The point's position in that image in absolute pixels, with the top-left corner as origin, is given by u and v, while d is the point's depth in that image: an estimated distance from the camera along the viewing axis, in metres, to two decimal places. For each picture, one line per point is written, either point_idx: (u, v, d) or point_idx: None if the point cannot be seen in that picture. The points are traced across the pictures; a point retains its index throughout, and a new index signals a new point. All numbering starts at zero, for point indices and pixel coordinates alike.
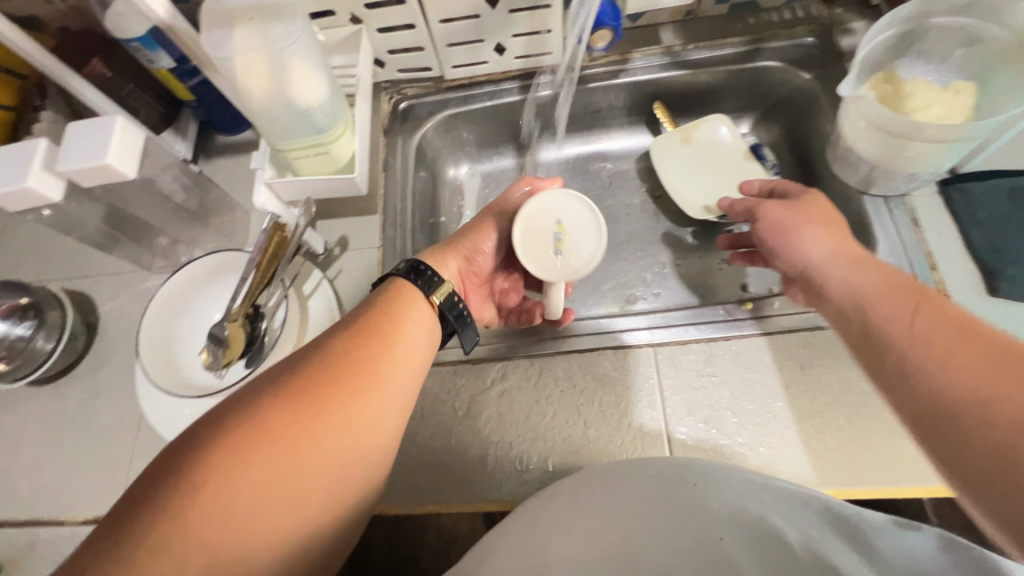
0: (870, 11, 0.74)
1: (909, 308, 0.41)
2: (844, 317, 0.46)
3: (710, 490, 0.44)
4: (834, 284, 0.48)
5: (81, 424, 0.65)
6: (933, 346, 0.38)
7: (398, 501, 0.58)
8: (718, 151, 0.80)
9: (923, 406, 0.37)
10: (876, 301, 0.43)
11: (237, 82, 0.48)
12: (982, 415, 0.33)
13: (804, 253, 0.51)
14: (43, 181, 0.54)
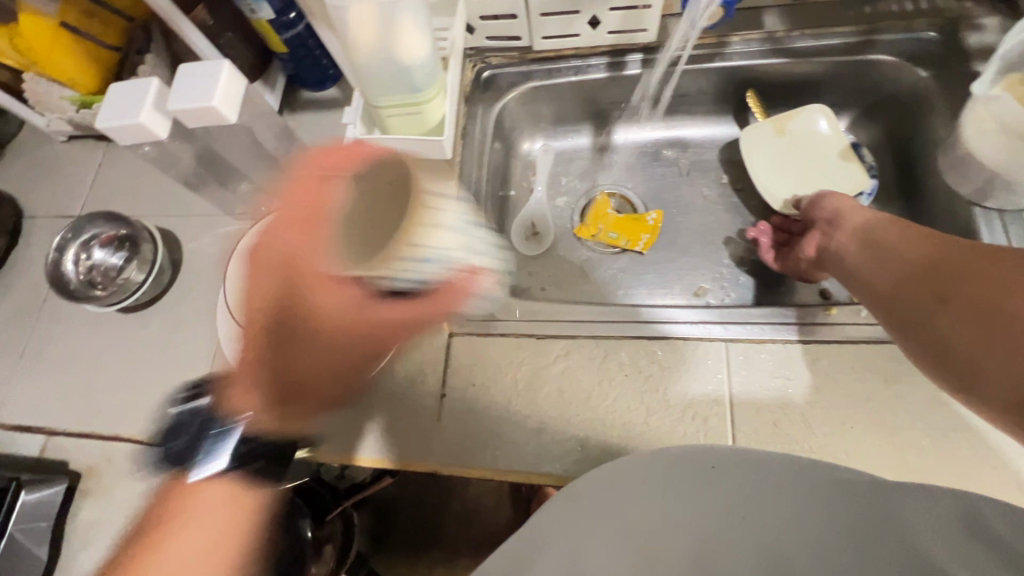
0: (1005, 7, 0.68)
1: (904, 228, 0.53)
2: (850, 238, 0.58)
3: (730, 472, 0.43)
4: (851, 217, 0.60)
5: (161, 352, 0.69)
6: (923, 245, 0.50)
7: (451, 461, 0.60)
8: (812, 147, 0.76)
9: (905, 284, 0.49)
10: (880, 226, 0.56)
11: (348, 33, 0.48)
12: (937, 275, 0.46)
13: (836, 202, 0.63)
14: (153, 118, 0.57)
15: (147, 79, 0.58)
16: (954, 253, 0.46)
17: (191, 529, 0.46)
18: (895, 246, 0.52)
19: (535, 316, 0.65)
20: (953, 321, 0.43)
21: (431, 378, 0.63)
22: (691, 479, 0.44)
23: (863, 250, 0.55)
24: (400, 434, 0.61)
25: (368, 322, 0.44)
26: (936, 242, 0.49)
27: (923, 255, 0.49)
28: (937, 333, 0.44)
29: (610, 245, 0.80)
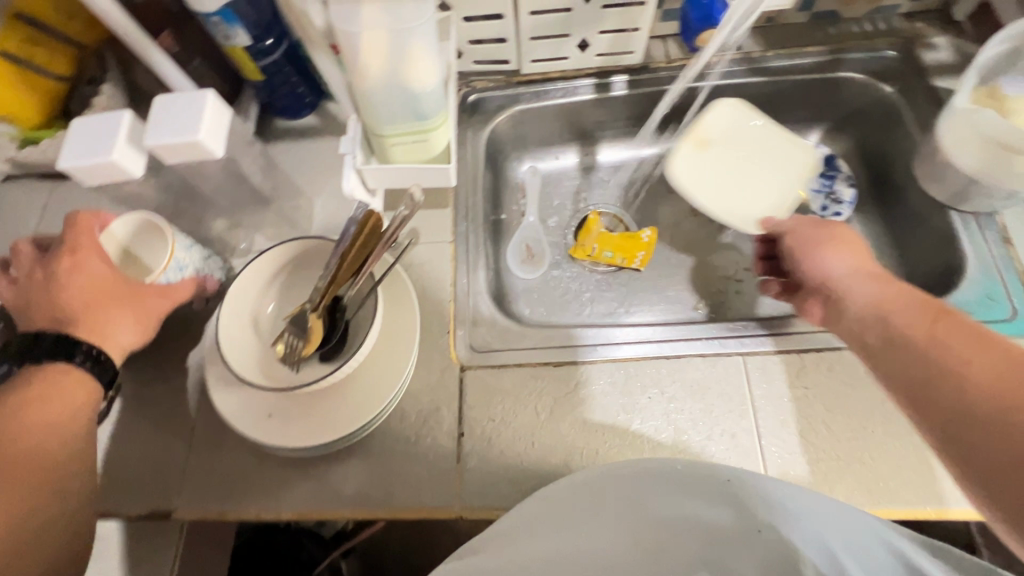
0: (953, 28, 0.74)
1: (931, 318, 0.44)
2: (865, 325, 0.49)
3: (743, 487, 0.42)
4: (858, 297, 0.51)
5: (136, 413, 0.61)
6: (956, 352, 0.40)
7: (478, 504, 0.56)
8: (729, 143, 0.77)
9: (943, 405, 0.39)
10: (898, 312, 0.46)
11: (358, 60, 0.46)
12: (967, 377, 0.38)
13: (832, 269, 0.56)
14: (127, 154, 0.51)
15: (118, 112, 0.53)
16: (996, 359, 0.38)
17: (63, 408, 0.48)
18: (915, 328, 0.44)
19: (547, 343, 0.63)
20: (987, 442, 0.35)
21: (447, 417, 0.60)
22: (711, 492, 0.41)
23: (878, 329, 0.47)
24: (418, 482, 0.57)
25: (123, 291, 0.53)
26: (970, 336, 0.41)
27: (952, 347, 0.41)
28: (964, 447, 0.37)
29: (606, 264, 0.79)
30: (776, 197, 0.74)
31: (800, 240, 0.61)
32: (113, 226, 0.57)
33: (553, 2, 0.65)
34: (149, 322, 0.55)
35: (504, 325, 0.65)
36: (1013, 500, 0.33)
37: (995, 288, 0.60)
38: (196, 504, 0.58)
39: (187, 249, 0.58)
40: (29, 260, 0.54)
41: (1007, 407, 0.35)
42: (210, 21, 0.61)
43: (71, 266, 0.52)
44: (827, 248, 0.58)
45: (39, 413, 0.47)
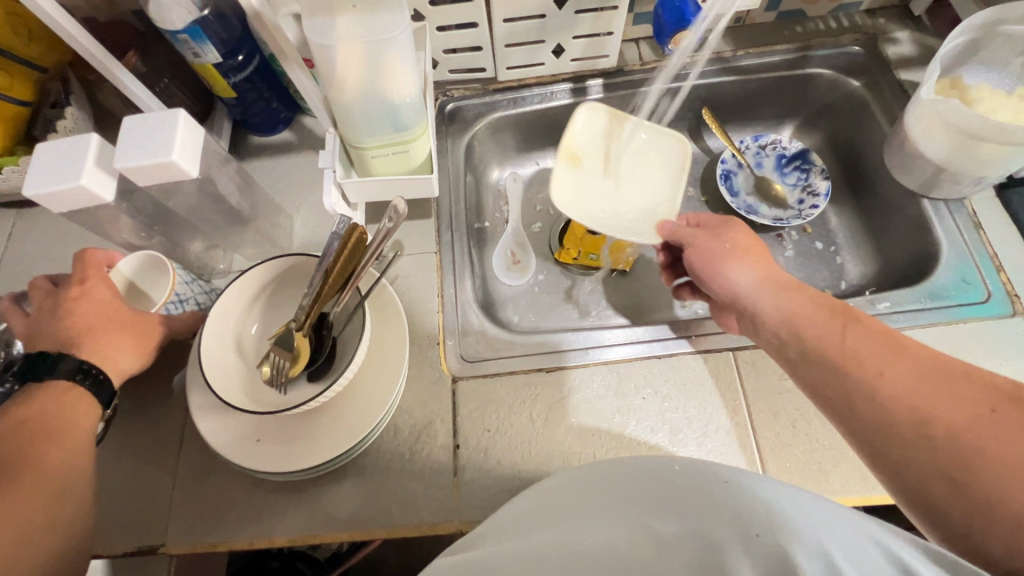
0: (912, 23, 0.76)
1: (839, 327, 0.47)
2: (776, 338, 0.51)
3: (745, 489, 0.34)
4: (764, 309, 0.52)
5: (117, 446, 0.59)
6: (869, 364, 0.43)
7: (477, 517, 0.55)
8: (601, 156, 0.74)
9: (869, 419, 0.41)
10: (809, 323, 0.48)
11: (334, 73, 0.45)
12: (882, 389, 0.41)
13: (732, 281, 0.55)
14: (97, 179, 0.49)
15: (86, 134, 0.51)
16: (908, 370, 0.41)
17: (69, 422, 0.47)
18: (830, 340, 0.46)
19: (538, 348, 0.63)
20: (905, 453, 0.38)
21: (441, 430, 0.59)
22: (702, 491, 0.35)
23: (798, 341, 0.49)
24: (415, 498, 0.56)
25: (125, 318, 0.53)
26: (881, 346, 0.44)
27: (867, 360, 0.43)
28: (889, 458, 0.40)
29: (591, 266, 0.79)
30: (662, 195, 0.71)
31: (709, 244, 0.59)
32: (119, 264, 0.56)
33: (526, 9, 0.65)
34: (147, 346, 0.53)
35: (493, 333, 0.65)
36: (928, 504, 0.37)
37: (969, 272, 0.61)
38: (184, 536, 0.55)
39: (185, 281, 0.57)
40: (39, 292, 0.53)
41: (926, 421, 0.38)
42: (178, 39, 0.59)
43: (77, 292, 0.52)
44: (738, 252, 0.57)
45: (42, 426, 0.45)
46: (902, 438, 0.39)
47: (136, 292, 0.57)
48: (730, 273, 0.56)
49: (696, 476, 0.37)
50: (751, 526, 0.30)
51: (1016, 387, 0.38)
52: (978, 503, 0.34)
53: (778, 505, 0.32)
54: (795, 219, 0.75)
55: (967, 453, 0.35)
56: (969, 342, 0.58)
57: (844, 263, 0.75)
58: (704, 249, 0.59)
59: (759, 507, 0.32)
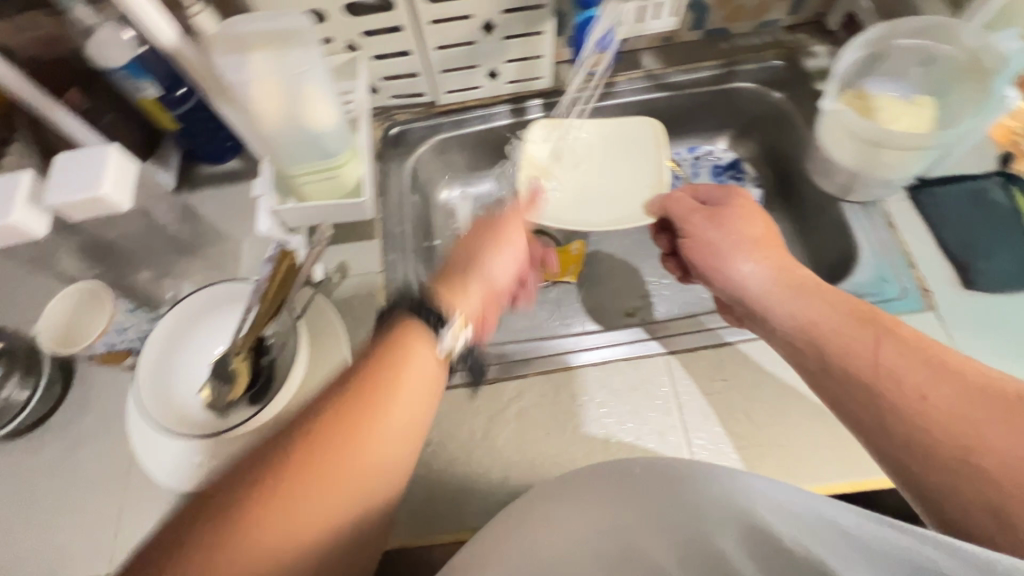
0: (829, 36, 0.80)
1: (871, 339, 0.46)
2: (799, 348, 0.51)
3: (700, 484, 0.38)
4: (785, 316, 0.52)
5: (62, 477, 0.60)
6: (906, 384, 0.42)
7: (421, 533, 0.56)
8: (563, 159, 0.79)
9: (909, 441, 0.41)
10: (838, 333, 0.48)
11: (252, 107, 0.47)
12: (923, 411, 0.41)
13: (747, 281, 0.56)
14: (28, 215, 0.51)
15: (18, 172, 0.53)
16: (949, 391, 0.41)
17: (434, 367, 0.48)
18: (864, 355, 0.46)
19: (481, 362, 0.64)
20: (941, 478, 0.38)
21: None
22: (666, 492, 0.39)
23: (826, 351, 0.48)
24: None
25: None
26: (919, 361, 0.43)
27: (905, 380, 0.43)
28: (922, 483, 0.40)
29: (542, 279, 0.80)
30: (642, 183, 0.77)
31: (713, 240, 0.59)
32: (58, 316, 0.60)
33: (456, 36, 0.68)
34: None
35: None
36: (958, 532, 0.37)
37: (886, 271, 0.64)
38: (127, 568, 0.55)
39: (127, 313, 0.62)
40: None
41: (968, 448, 0.38)
42: (116, 76, 0.61)
43: None
44: (748, 250, 0.57)
45: None
46: (940, 463, 0.39)
47: (82, 325, 0.60)
48: (740, 272, 0.56)
49: (663, 476, 0.41)
50: (697, 524, 0.36)
51: None
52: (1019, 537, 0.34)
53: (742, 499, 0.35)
54: None
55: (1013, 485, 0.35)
56: None
57: None
58: (707, 241, 0.60)
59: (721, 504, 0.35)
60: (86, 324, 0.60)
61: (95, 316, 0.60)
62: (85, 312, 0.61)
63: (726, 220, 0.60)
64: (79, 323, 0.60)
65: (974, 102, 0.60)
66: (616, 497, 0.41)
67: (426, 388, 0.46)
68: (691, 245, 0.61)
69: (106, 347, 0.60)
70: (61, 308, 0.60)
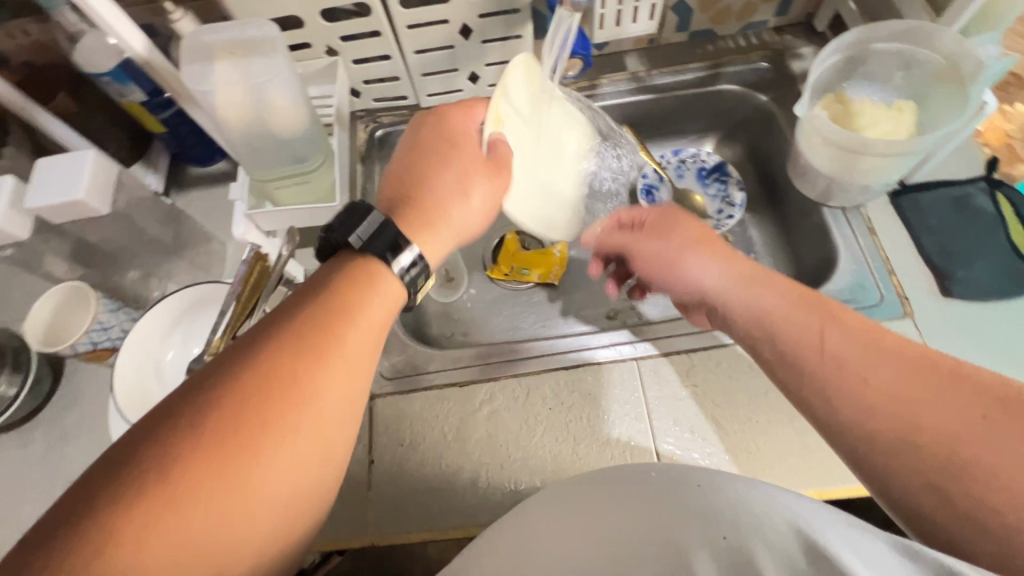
0: (817, 37, 0.79)
1: (817, 325, 0.44)
2: (750, 335, 0.49)
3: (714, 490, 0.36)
4: (736, 306, 0.50)
5: (48, 472, 0.62)
6: (850, 368, 0.41)
7: (389, 530, 0.57)
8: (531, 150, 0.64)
9: (857, 423, 0.40)
10: (785, 318, 0.46)
11: (218, 115, 0.48)
12: (867, 393, 0.40)
13: (700, 282, 0.53)
14: (10, 219, 0.55)
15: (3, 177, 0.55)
16: (889, 372, 0.40)
17: (387, 312, 0.45)
18: (810, 342, 0.44)
19: (456, 363, 0.65)
20: (891, 461, 0.38)
21: (357, 445, 0.61)
22: (673, 493, 0.38)
23: (773, 341, 0.47)
24: (330, 514, 0.58)
25: None
26: (862, 346, 0.42)
27: (848, 365, 0.41)
28: (870, 464, 0.39)
29: (524, 281, 0.80)
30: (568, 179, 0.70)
31: (657, 251, 0.57)
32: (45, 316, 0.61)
33: (435, 40, 0.68)
34: None
35: (414, 350, 0.67)
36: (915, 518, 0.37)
37: (865, 278, 0.64)
38: None
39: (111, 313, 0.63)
40: None
41: (911, 429, 0.37)
42: (100, 81, 0.63)
43: None
44: (696, 249, 0.55)
45: None
46: (887, 445, 0.38)
47: (70, 324, 0.62)
48: (692, 277, 0.54)
49: (669, 482, 0.39)
50: (721, 530, 0.33)
51: (1009, 386, 0.36)
52: (969, 517, 0.34)
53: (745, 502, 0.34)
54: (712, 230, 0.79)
55: (949, 462, 0.35)
56: None
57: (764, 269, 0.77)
58: (653, 253, 0.58)
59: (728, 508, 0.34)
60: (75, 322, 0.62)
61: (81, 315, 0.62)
62: (73, 313, 0.62)
63: (665, 225, 0.58)
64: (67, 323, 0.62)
65: (954, 107, 0.59)
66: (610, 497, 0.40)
67: (374, 343, 0.43)
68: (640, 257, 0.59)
69: (88, 345, 0.61)
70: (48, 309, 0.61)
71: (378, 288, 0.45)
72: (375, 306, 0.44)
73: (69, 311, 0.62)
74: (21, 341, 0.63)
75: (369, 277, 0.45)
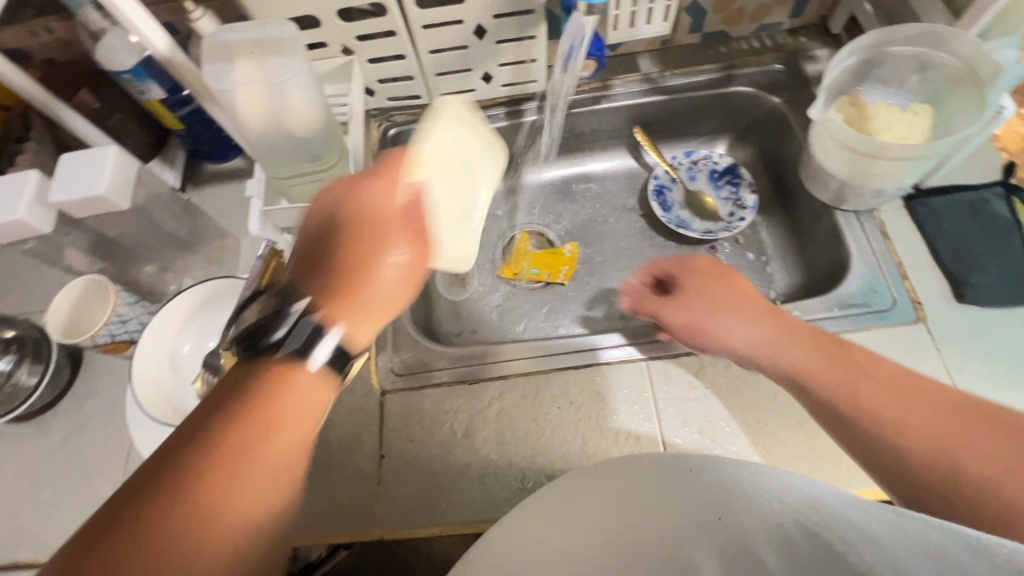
0: (832, 40, 0.79)
1: (849, 376, 0.47)
2: (794, 391, 0.51)
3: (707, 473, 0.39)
4: (775, 365, 0.52)
5: (66, 459, 0.63)
6: (885, 418, 0.44)
7: (398, 525, 0.58)
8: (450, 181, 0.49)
9: (907, 473, 0.41)
10: (819, 371, 0.49)
11: (238, 114, 0.49)
12: (907, 440, 0.42)
13: (732, 345, 0.55)
14: (35, 213, 0.54)
15: (26, 172, 0.56)
16: (929, 417, 0.42)
17: (314, 405, 0.40)
18: (846, 394, 0.47)
19: (466, 361, 0.66)
20: (942, 509, 0.38)
21: (367, 440, 0.62)
22: (667, 483, 0.39)
23: (812, 399, 0.49)
24: (340, 507, 0.59)
25: None
26: (893, 394, 0.45)
27: (888, 416, 0.44)
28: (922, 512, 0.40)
29: (533, 280, 0.81)
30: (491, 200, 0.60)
31: (688, 320, 0.58)
32: (63, 308, 0.62)
33: (449, 40, 0.69)
34: None
35: (424, 347, 0.68)
36: None
37: (877, 281, 0.63)
38: None
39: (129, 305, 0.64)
40: None
41: (951, 469, 0.39)
42: (121, 78, 0.64)
43: None
44: (723, 311, 0.56)
45: None
46: (935, 488, 0.39)
47: (89, 316, 0.64)
48: (725, 342, 0.56)
49: (667, 467, 0.41)
50: (714, 511, 0.35)
51: None
52: None
53: (744, 483, 0.36)
54: (723, 232, 0.79)
55: (993, 508, 0.36)
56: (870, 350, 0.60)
57: (774, 272, 0.77)
58: (682, 322, 0.58)
59: (727, 491, 0.36)
60: (95, 315, 0.64)
61: (102, 308, 0.64)
62: (92, 305, 0.64)
63: (689, 292, 0.59)
64: (87, 315, 0.64)
65: (970, 111, 0.58)
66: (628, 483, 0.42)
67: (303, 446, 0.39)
68: (671, 324, 0.59)
69: (107, 337, 0.62)
70: (68, 299, 0.63)
71: (303, 385, 0.39)
72: (303, 398, 0.39)
73: (90, 303, 0.64)
74: (40, 332, 0.65)
75: (282, 387, 0.38)
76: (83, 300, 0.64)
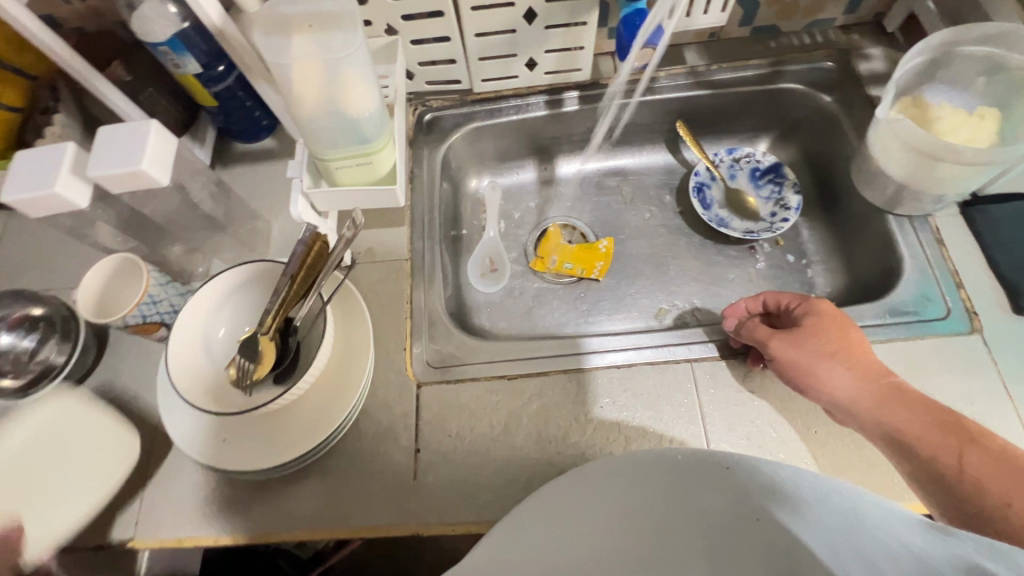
0: (886, 39, 0.77)
1: (955, 448, 0.45)
2: (891, 454, 0.49)
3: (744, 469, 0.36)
4: (874, 421, 0.50)
5: None
6: (994, 494, 0.41)
7: (434, 521, 0.56)
8: None
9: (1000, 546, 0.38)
10: (923, 436, 0.47)
11: (292, 91, 0.48)
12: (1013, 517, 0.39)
13: (834, 392, 0.52)
14: (71, 186, 0.52)
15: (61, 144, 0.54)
16: None
17: None
18: (950, 464, 0.45)
19: (505, 356, 0.65)
20: None
21: (403, 433, 0.61)
22: (700, 479, 0.36)
23: (912, 459, 0.47)
24: (372, 499, 0.57)
25: None
26: (1001, 468, 0.42)
27: (989, 488, 0.42)
28: None
29: (566, 275, 0.79)
30: None
31: (793, 358, 0.54)
32: (94, 286, 0.61)
33: (496, 24, 0.66)
34: None
35: (461, 340, 0.66)
36: None
37: (931, 289, 0.62)
38: (154, 533, 0.57)
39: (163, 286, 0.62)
40: None
41: None
42: (158, 51, 0.61)
43: None
44: (832, 357, 0.53)
45: None
46: None
47: (118, 294, 0.62)
48: (828, 386, 0.53)
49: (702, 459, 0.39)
50: (751, 506, 0.31)
51: None
52: None
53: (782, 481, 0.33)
54: (765, 233, 0.77)
55: None
56: (924, 359, 0.58)
57: (815, 276, 0.75)
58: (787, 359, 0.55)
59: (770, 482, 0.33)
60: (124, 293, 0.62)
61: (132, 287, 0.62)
62: (119, 283, 0.62)
63: (801, 329, 0.56)
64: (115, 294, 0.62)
65: None
66: (663, 479, 0.38)
67: None
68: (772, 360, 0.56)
69: (139, 318, 0.60)
70: (98, 278, 0.61)
71: None
72: None
73: (118, 282, 0.62)
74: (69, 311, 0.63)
75: None
76: (111, 279, 0.62)
